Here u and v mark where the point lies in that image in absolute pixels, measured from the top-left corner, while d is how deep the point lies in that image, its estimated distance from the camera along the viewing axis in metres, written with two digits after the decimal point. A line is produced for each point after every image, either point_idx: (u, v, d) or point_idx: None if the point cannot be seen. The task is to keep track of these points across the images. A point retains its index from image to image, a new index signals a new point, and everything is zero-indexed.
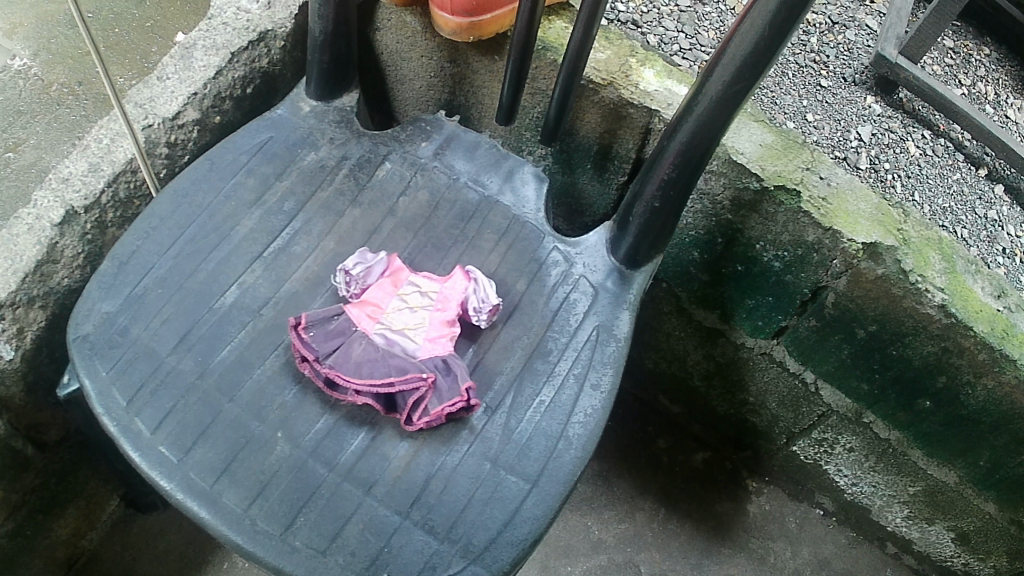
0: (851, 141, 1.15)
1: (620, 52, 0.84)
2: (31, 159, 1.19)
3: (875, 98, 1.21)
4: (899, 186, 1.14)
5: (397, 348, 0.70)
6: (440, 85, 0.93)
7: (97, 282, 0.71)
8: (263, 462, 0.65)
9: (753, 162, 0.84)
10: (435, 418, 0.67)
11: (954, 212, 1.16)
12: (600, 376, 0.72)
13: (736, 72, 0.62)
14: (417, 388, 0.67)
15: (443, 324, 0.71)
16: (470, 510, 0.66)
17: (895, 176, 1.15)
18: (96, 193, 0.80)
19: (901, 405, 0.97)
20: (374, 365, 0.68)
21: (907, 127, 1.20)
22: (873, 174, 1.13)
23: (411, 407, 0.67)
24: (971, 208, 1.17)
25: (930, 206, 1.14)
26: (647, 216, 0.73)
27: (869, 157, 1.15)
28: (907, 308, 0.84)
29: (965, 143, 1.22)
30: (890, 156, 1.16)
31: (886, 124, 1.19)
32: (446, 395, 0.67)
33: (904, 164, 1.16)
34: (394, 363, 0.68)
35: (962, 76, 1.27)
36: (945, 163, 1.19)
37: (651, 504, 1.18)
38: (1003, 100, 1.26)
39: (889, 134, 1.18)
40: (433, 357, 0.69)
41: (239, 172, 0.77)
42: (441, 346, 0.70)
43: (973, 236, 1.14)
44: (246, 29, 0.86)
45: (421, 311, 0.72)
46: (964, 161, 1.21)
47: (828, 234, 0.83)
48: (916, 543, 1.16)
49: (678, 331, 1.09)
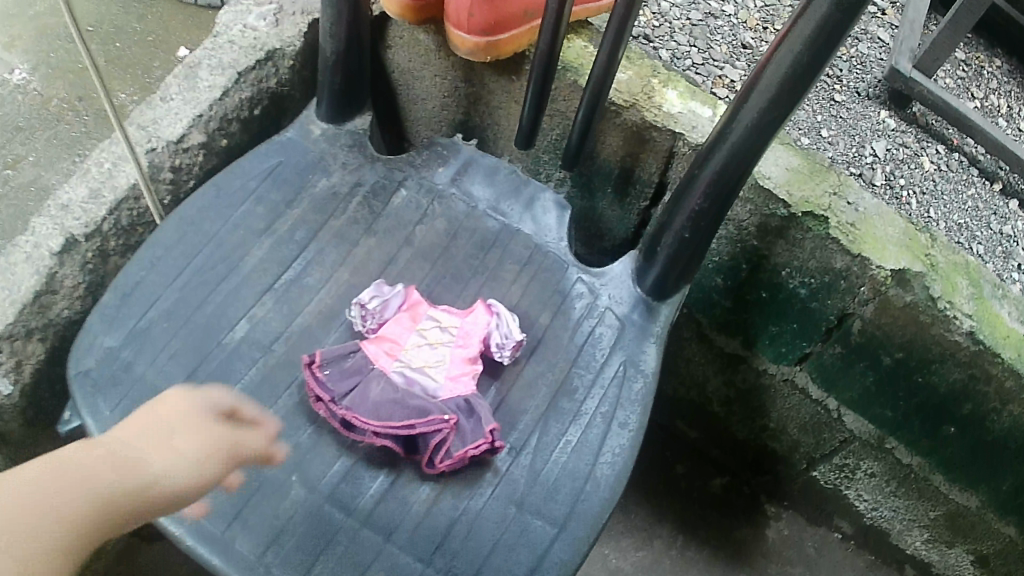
0: (865, 156, 1.12)
1: (641, 72, 0.81)
2: (30, 176, 1.16)
3: (889, 112, 1.17)
4: (914, 202, 1.10)
5: (417, 389, 0.68)
6: (454, 106, 0.90)
7: (99, 314, 0.67)
8: (278, 507, 0.62)
9: (781, 187, 0.81)
10: (458, 461, 0.64)
11: (970, 228, 1.12)
12: (628, 414, 0.69)
13: (773, 99, 0.59)
14: (440, 430, 0.64)
15: (465, 362, 0.69)
16: (495, 556, 0.62)
17: (910, 192, 1.11)
18: (97, 221, 0.77)
19: (925, 432, 0.93)
20: (394, 407, 0.65)
21: (920, 142, 1.16)
22: (888, 190, 1.10)
23: (433, 451, 0.64)
24: (986, 224, 1.13)
25: (945, 223, 1.11)
26: (676, 246, 0.70)
27: (884, 173, 1.11)
28: (935, 336, 0.81)
29: (978, 157, 1.18)
30: (905, 171, 1.13)
31: (900, 140, 1.15)
32: (469, 437, 0.64)
33: (919, 179, 1.12)
34: (415, 405, 0.66)
35: (973, 89, 1.24)
36: (960, 178, 1.15)
37: (669, 532, 1.15)
38: (1014, 112, 1.23)
39: (903, 149, 1.15)
40: (456, 397, 0.67)
41: (248, 199, 0.74)
42: (462, 385, 0.68)
43: (989, 252, 1.11)
44: (252, 47, 0.83)
45: (441, 348, 0.70)
46: (977, 176, 1.17)
47: (856, 261, 0.80)
48: (934, 566, 1.13)
49: (698, 356, 1.07)
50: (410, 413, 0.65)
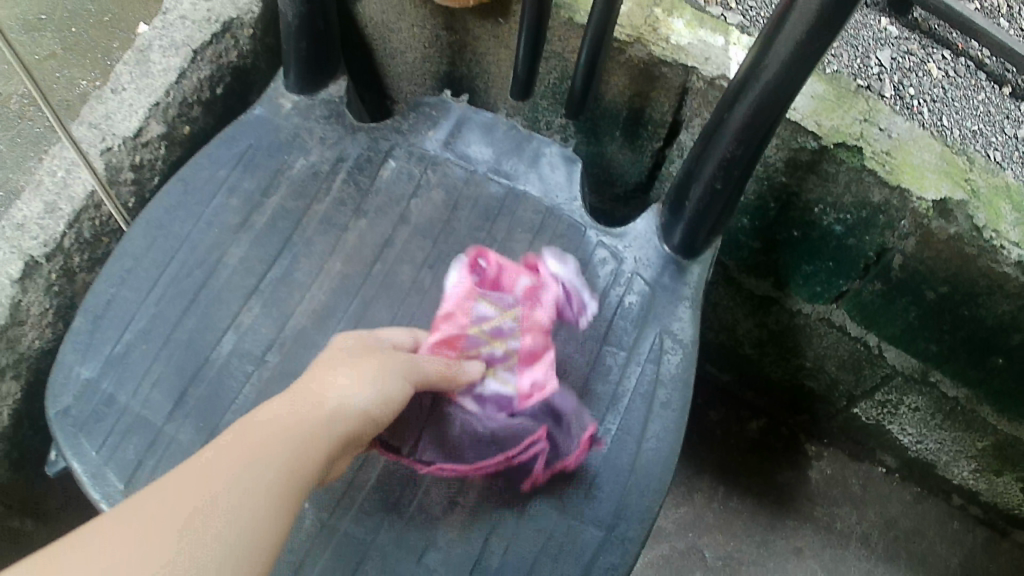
0: (871, 67, 0.98)
1: (642, 2, 0.73)
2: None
3: (889, 20, 1.03)
4: (926, 113, 0.97)
5: (491, 404, 0.59)
6: (437, 56, 0.81)
7: (71, 343, 0.62)
8: (293, 541, 0.57)
9: (808, 119, 0.73)
10: (575, 458, 0.59)
11: (983, 134, 0.97)
12: (670, 393, 0.62)
13: (809, 31, 0.50)
14: (537, 453, 0.59)
15: (529, 351, 0.59)
16: (541, 568, 0.57)
17: (920, 102, 0.98)
18: (56, 238, 0.72)
19: (970, 363, 0.85)
20: (473, 444, 0.59)
21: (925, 49, 1.02)
22: (898, 101, 0.97)
23: (536, 470, 0.59)
24: (1001, 130, 0.98)
25: (958, 130, 0.97)
26: (706, 200, 0.62)
27: (892, 83, 0.98)
28: (981, 268, 0.74)
29: (984, 61, 1.02)
30: (913, 80, 0.99)
31: (904, 47, 1.01)
32: (568, 449, 0.59)
33: (928, 88, 0.99)
34: (497, 433, 0.59)
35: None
36: (968, 84, 1.00)
37: (709, 484, 1.09)
38: (1016, 12, 1.06)
39: (908, 57, 1.01)
40: (533, 397, 0.59)
41: (219, 191, 0.67)
42: (537, 380, 0.59)
43: (1007, 158, 0.95)
44: (207, 21, 0.75)
45: (500, 343, 0.59)
46: (986, 80, 1.01)
47: (895, 193, 0.72)
48: (983, 494, 1.04)
49: (726, 300, 1.00)
50: (491, 446, 0.59)
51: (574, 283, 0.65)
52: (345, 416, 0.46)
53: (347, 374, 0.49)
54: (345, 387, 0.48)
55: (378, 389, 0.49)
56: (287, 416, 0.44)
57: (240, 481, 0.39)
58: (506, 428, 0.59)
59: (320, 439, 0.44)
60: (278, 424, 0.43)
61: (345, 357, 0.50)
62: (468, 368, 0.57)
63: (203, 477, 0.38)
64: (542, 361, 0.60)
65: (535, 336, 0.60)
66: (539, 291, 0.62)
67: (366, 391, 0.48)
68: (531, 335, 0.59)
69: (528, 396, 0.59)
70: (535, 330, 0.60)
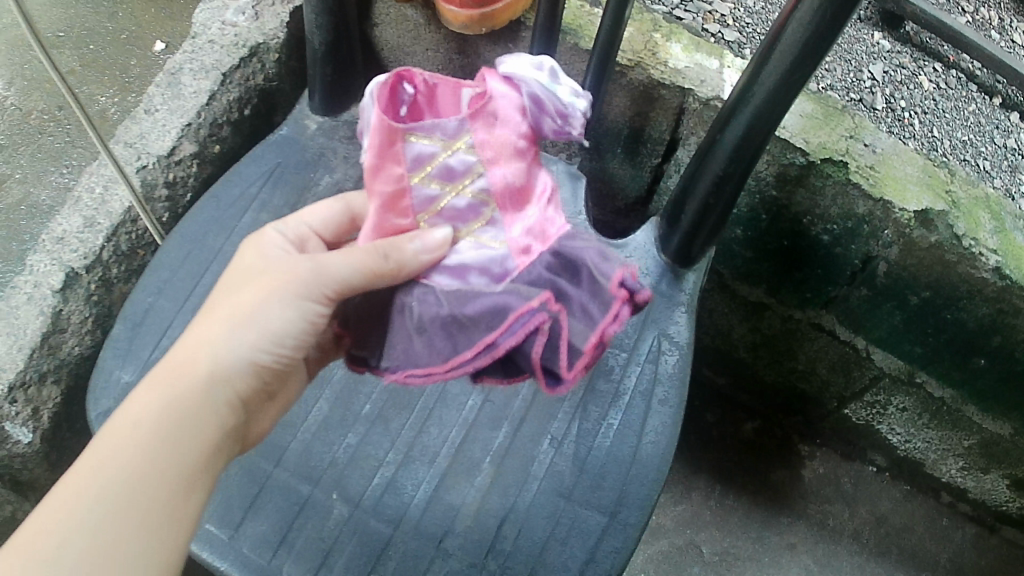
0: (864, 81, 1.03)
1: (641, 28, 0.78)
2: None
3: (882, 34, 1.08)
4: (917, 124, 1.02)
5: (473, 268, 0.53)
6: (450, 78, 0.87)
7: (111, 349, 0.67)
8: (322, 528, 0.63)
9: (797, 136, 0.78)
10: (588, 354, 0.50)
11: (974, 144, 1.03)
12: (667, 390, 0.67)
13: (797, 59, 0.56)
14: (533, 331, 0.49)
15: (500, 187, 0.53)
16: (551, 550, 0.63)
17: (912, 114, 1.03)
18: (96, 250, 0.77)
19: (955, 364, 0.90)
20: (449, 332, 0.51)
21: (917, 62, 1.08)
22: (890, 114, 1.02)
23: (534, 357, 0.49)
24: (991, 139, 1.04)
25: (949, 141, 1.02)
26: (700, 213, 0.68)
27: (885, 96, 1.03)
28: (961, 274, 0.79)
29: (975, 72, 1.08)
30: (905, 92, 1.04)
31: (897, 61, 1.06)
32: (594, 314, 0.50)
33: (920, 100, 1.04)
34: (475, 317, 0.50)
35: (965, 2, 1.13)
36: (959, 95, 1.06)
37: (706, 483, 1.14)
38: (1008, 24, 1.12)
39: (900, 70, 1.06)
40: (528, 258, 0.53)
41: (249, 207, 0.72)
42: (523, 227, 0.54)
43: (995, 167, 1.02)
44: (235, 45, 0.79)
45: (459, 187, 0.52)
46: (976, 91, 1.07)
47: (878, 205, 0.78)
48: (971, 491, 1.09)
49: (721, 306, 1.05)
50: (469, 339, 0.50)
51: (537, 86, 0.54)
52: (232, 359, 0.56)
53: (236, 310, 0.57)
54: (241, 324, 0.56)
55: (268, 320, 0.57)
56: (185, 362, 0.55)
57: (130, 480, 0.49)
58: (490, 313, 0.50)
59: (205, 392, 0.54)
60: (172, 374, 0.54)
61: (252, 282, 0.58)
62: (425, 239, 0.52)
63: (94, 457, 0.50)
64: (520, 193, 0.54)
65: (505, 164, 0.53)
66: (493, 108, 0.53)
67: (256, 326, 0.57)
68: (500, 166, 0.53)
69: (515, 247, 0.53)
70: (499, 150, 0.53)
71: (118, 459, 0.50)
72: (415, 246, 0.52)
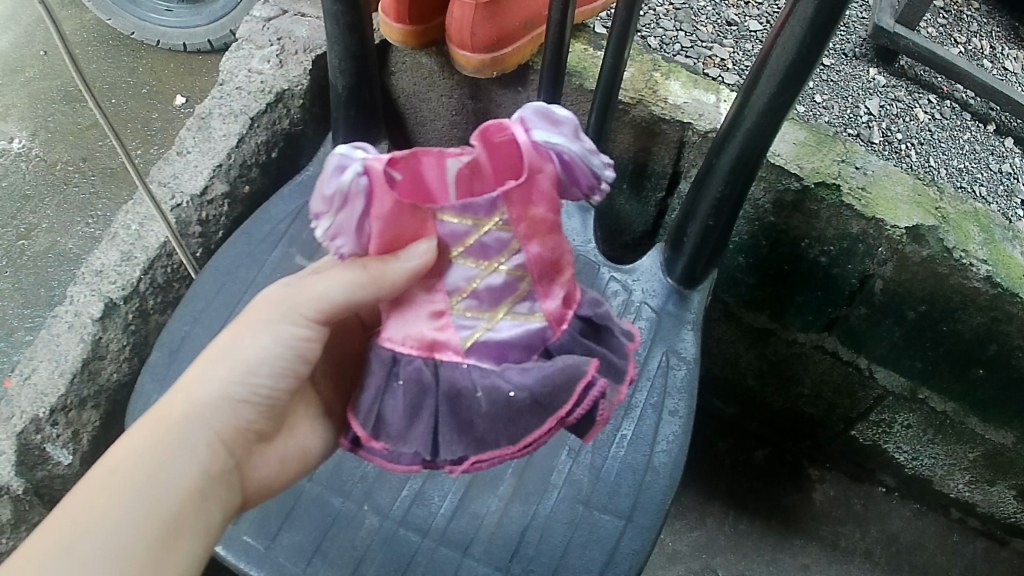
0: (861, 116, 1.07)
1: (642, 68, 0.84)
2: None
3: (877, 69, 1.13)
4: (914, 155, 1.06)
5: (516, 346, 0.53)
6: (463, 123, 0.92)
7: (150, 373, 0.71)
8: (354, 537, 0.67)
9: (791, 162, 0.84)
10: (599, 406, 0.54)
11: (969, 171, 1.07)
12: (677, 402, 0.72)
13: (780, 84, 0.61)
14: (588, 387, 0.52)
15: (534, 262, 0.52)
16: (571, 554, 0.66)
17: (909, 145, 1.07)
18: (132, 282, 0.82)
19: (954, 377, 0.93)
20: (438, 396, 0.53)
21: (912, 94, 1.12)
22: (887, 147, 1.06)
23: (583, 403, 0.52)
24: (985, 164, 1.08)
25: (946, 169, 1.06)
26: (702, 235, 0.73)
27: (881, 130, 1.07)
28: (954, 286, 0.83)
29: (969, 101, 1.14)
30: (901, 125, 1.08)
31: (892, 94, 1.11)
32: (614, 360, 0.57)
33: (916, 132, 1.08)
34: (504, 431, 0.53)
35: (957, 34, 1.18)
36: (954, 124, 1.11)
37: (720, 508, 1.16)
38: (999, 52, 1.18)
39: (896, 104, 1.10)
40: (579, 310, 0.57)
41: (279, 242, 0.78)
42: (557, 297, 0.54)
43: (991, 193, 1.06)
44: (261, 92, 0.86)
45: (498, 314, 0.52)
46: (971, 120, 1.12)
47: (872, 224, 0.82)
48: (979, 505, 1.11)
49: (727, 335, 1.09)
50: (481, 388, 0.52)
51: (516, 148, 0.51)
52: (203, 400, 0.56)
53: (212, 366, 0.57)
54: (222, 360, 0.57)
55: (246, 349, 0.57)
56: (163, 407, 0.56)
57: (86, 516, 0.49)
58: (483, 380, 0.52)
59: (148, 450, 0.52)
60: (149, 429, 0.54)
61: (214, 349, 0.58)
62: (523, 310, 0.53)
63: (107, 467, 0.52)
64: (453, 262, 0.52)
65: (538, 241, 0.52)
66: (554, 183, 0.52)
67: (230, 359, 0.57)
68: (534, 242, 0.52)
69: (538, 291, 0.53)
70: (533, 226, 0.51)
71: (112, 501, 0.50)
72: (399, 260, 0.50)
